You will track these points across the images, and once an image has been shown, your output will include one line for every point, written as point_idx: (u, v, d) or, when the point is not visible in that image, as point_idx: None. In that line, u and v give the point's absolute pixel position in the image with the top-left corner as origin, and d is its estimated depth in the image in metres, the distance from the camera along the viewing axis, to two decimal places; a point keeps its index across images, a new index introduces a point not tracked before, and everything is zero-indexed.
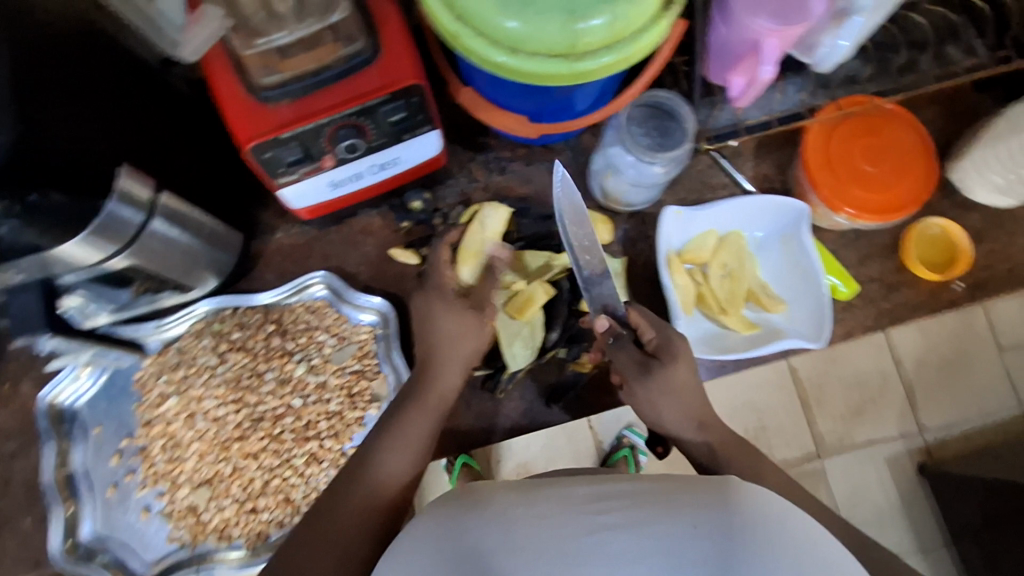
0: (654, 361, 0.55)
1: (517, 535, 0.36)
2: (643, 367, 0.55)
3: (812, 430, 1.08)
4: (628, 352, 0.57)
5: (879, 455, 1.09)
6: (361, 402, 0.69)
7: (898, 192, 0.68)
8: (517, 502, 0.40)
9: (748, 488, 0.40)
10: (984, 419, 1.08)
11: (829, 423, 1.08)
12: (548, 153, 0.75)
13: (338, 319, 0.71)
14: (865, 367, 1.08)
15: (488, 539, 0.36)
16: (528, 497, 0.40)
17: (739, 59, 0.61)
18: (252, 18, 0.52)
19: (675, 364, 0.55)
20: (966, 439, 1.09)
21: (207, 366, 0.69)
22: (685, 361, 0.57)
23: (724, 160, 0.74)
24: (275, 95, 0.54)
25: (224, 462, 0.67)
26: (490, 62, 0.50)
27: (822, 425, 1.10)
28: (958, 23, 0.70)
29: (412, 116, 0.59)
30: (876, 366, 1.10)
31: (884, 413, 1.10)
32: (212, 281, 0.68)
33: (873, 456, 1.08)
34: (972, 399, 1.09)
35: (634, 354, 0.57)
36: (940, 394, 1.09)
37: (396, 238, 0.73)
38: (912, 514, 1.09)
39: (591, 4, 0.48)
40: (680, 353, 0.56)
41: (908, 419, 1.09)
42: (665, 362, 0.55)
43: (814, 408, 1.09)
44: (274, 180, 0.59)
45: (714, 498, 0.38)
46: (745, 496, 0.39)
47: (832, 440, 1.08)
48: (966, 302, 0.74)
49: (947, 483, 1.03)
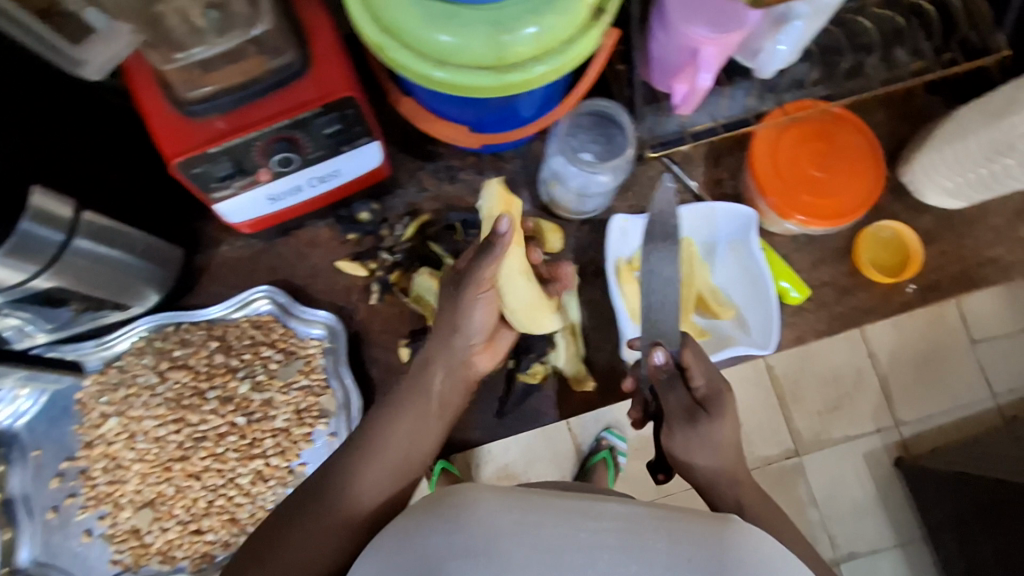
0: (701, 412, 0.53)
1: (517, 553, 0.36)
2: (689, 415, 0.54)
3: (789, 427, 1.13)
4: (677, 395, 0.54)
5: (857, 450, 1.13)
6: (309, 418, 0.68)
7: (845, 197, 0.67)
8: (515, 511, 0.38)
9: (748, 532, 0.40)
10: (953, 412, 1.14)
11: (805, 419, 1.13)
12: (497, 161, 0.74)
13: (285, 334, 0.69)
14: (840, 362, 1.13)
15: (486, 548, 0.36)
16: (527, 506, 0.38)
17: (679, 66, 0.60)
18: (173, 32, 0.49)
19: (720, 421, 0.53)
20: (940, 431, 1.14)
21: (147, 386, 0.67)
22: (729, 418, 0.55)
23: (676, 166, 0.73)
24: (203, 109, 0.52)
25: (166, 483, 0.66)
26: (425, 77, 0.49)
27: (799, 421, 1.14)
28: (904, 25, 0.69)
29: (349, 127, 0.58)
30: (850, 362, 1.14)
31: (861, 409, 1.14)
32: (153, 297, 0.67)
33: (851, 450, 1.13)
34: (939, 392, 1.14)
35: (683, 399, 0.54)
36: (915, 389, 1.14)
37: (343, 250, 0.72)
38: (888, 507, 1.13)
39: (519, 15, 0.47)
40: (726, 410, 0.54)
41: (884, 414, 1.13)
42: (711, 414, 0.53)
43: (791, 405, 1.14)
44: (208, 195, 0.58)
45: (711, 535, 0.38)
46: (740, 542, 0.39)
47: (808, 436, 1.12)
48: (919, 304, 0.74)
49: (922, 476, 1.06)
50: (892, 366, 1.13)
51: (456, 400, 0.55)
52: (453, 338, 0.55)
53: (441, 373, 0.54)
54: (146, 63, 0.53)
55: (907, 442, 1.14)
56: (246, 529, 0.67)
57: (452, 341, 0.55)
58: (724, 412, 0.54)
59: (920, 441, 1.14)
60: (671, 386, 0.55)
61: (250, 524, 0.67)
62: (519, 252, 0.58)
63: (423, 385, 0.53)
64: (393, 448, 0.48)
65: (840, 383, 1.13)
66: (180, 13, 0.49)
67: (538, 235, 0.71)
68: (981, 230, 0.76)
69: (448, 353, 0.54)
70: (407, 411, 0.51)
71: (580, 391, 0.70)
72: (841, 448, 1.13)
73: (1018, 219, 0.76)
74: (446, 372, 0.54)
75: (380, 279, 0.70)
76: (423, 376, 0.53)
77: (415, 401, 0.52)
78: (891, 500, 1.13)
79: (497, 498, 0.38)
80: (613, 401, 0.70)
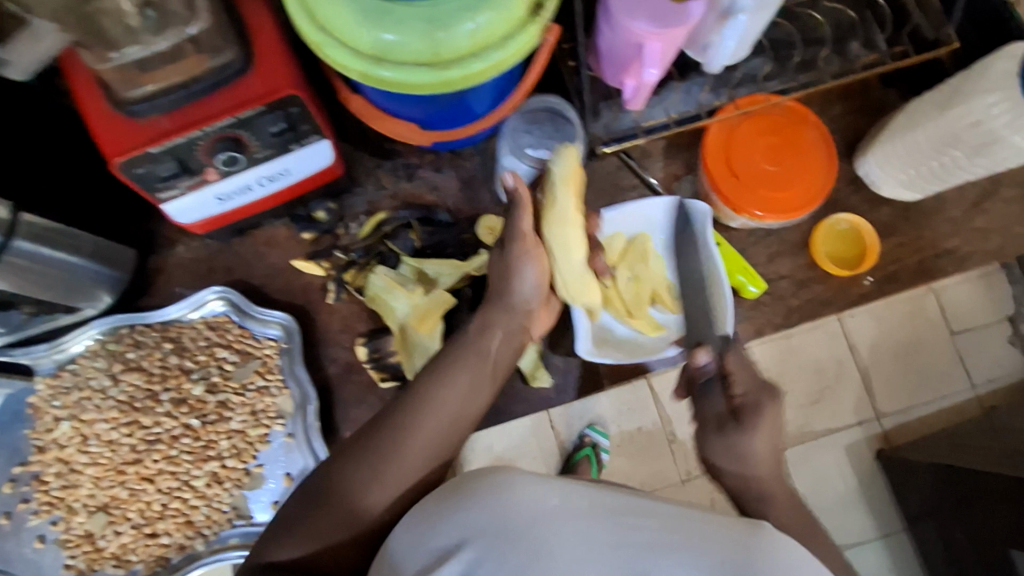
0: (734, 421, 0.54)
1: (559, 534, 0.38)
2: (721, 424, 0.55)
3: None
4: (712, 403, 0.56)
5: (841, 442, 1.15)
6: (265, 419, 0.68)
7: (799, 189, 0.68)
8: (548, 492, 0.41)
9: (782, 539, 0.41)
10: (934, 400, 1.16)
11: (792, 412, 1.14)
12: (455, 159, 0.73)
13: (241, 335, 0.69)
14: (820, 355, 1.15)
15: (529, 527, 0.39)
16: (559, 489, 0.41)
17: (627, 61, 0.60)
18: (109, 32, 0.49)
19: (753, 431, 0.53)
20: (921, 422, 1.16)
21: (99, 389, 0.67)
22: (767, 432, 0.53)
23: (633, 161, 0.74)
24: (143, 109, 0.51)
25: (119, 487, 0.66)
26: (373, 77, 0.49)
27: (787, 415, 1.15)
28: (856, 20, 0.70)
29: (296, 126, 0.57)
30: (831, 353, 1.17)
31: (844, 401, 1.16)
32: (105, 299, 0.66)
33: (836, 443, 1.14)
34: (916, 382, 1.17)
35: (719, 406, 0.55)
36: (896, 380, 1.16)
37: (300, 250, 0.71)
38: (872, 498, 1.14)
39: (456, 12, 0.47)
40: (761, 423, 0.53)
41: (866, 405, 1.15)
42: (744, 424, 0.53)
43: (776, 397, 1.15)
44: (155, 195, 0.57)
45: (749, 542, 0.40)
46: (779, 549, 0.40)
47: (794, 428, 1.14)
48: (877, 296, 0.74)
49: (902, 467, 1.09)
50: (874, 358, 1.16)
51: (507, 363, 0.58)
52: (511, 301, 0.58)
53: (498, 336, 0.57)
54: (79, 61, 0.52)
55: (889, 433, 1.16)
56: (202, 531, 0.67)
57: (511, 305, 0.58)
58: (759, 425, 0.53)
59: (903, 432, 1.16)
60: (707, 389, 0.56)
61: (206, 527, 0.67)
62: (579, 224, 0.58)
63: (481, 346, 0.56)
64: (446, 405, 0.51)
65: (823, 376, 1.16)
66: (115, 14, 0.49)
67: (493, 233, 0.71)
68: (939, 221, 0.76)
69: (506, 319, 0.58)
70: (462, 374, 0.53)
71: (536, 387, 0.70)
72: (826, 441, 1.15)
73: (976, 209, 0.76)
74: (503, 335, 0.58)
75: (336, 279, 0.69)
76: (481, 338, 0.56)
77: (473, 363, 0.54)
78: (873, 493, 1.15)
79: (533, 485, 0.41)
80: (572, 396, 0.71)
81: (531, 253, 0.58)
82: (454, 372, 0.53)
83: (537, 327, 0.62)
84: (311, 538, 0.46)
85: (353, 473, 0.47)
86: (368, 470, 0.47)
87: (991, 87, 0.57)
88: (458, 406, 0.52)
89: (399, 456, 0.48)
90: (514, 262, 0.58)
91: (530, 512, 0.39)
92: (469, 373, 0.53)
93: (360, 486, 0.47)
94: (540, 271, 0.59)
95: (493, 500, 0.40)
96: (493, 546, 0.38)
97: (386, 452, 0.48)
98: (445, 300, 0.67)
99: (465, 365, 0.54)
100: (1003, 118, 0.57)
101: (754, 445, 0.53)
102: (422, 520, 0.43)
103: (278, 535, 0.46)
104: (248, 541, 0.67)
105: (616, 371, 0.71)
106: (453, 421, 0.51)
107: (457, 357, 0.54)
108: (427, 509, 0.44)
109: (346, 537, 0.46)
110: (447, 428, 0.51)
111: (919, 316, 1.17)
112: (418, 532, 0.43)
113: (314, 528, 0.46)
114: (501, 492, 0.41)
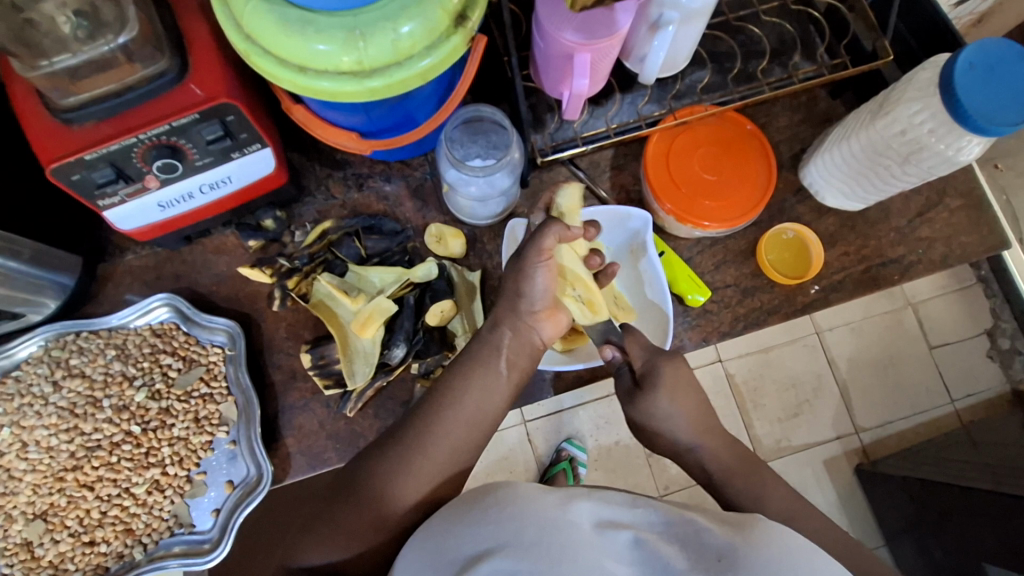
0: (636, 392, 0.60)
1: (569, 542, 0.44)
2: (628, 395, 0.60)
3: (751, 433, 1.22)
4: (621, 380, 0.61)
5: (819, 456, 1.23)
6: (208, 426, 0.70)
7: (738, 198, 0.70)
8: (554, 504, 0.47)
9: (780, 531, 0.46)
10: (913, 413, 1.23)
11: (766, 426, 1.23)
12: (405, 168, 0.74)
13: (187, 341, 0.71)
14: (799, 369, 1.25)
15: (537, 528, 0.45)
16: (564, 500, 0.47)
17: (563, 71, 0.62)
18: (42, 45, 0.52)
19: (667, 397, 0.58)
20: (896, 437, 1.24)
21: (41, 395, 0.70)
22: (689, 400, 0.59)
23: (580, 172, 0.74)
24: (76, 116, 0.52)
25: (58, 493, 0.71)
26: (309, 87, 0.51)
27: (760, 429, 1.24)
28: (792, 33, 0.73)
29: (234, 135, 0.58)
30: (811, 368, 1.26)
31: (821, 419, 1.24)
32: (49, 307, 0.67)
33: (811, 456, 1.22)
34: (898, 393, 1.24)
35: (625, 381, 0.61)
36: (874, 391, 1.25)
37: (247, 257, 0.71)
38: (849, 509, 1.21)
39: (372, 21, 0.48)
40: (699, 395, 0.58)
41: (843, 421, 1.24)
42: (689, 395, 0.59)
43: (752, 411, 1.24)
44: (94, 202, 0.58)
45: (747, 538, 0.45)
46: (774, 541, 0.45)
47: (768, 442, 1.22)
48: (823, 305, 0.73)
49: (879, 481, 1.15)
50: (851, 371, 1.25)
51: (521, 360, 0.60)
52: (518, 302, 0.60)
53: (508, 333, 0.60)
54: (10, 67, 0.53)
55: (867, 448, 1.23)
56: (142, 539, 0.71)
57: (518, 306, 0.60)
58: (671, 386, 0.58)
59: (880, 447, 1.23)
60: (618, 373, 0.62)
61: (143, 534, 0.71)
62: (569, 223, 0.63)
63: (480, 336, 0.60)
64: (454, 399, 0.57)
65: (803, 389, 1.24)
66: (52, 33, 0.53)
67: (441, 240, 0.71)
68: (884, 230, 0.75)
69: (514, 317, 0.60)
70: (480, 368, 0.58)
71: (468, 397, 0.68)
72: (802, 454, 1.23)
73: (920, 219, 0.75)
74: (513, 333, 0.60)
75: (280, 285, 0.69)
76: (493, 335, 0.60)
77: (473, 356, 0.59)
78: (852, 505, 1.22)
79: (537, 498, 0.47)
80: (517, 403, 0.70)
81: (546, 259, 0.59)
82: (466, 372, 0.59)
83: (547, 329, 0.61)
84: (343, 535, 0.52)
85: (369, 475, 0.54)
86: (384, 468, 0.54)
87: (915, 96, 0.62)
88: (467, 399, 0.57)
89: (406, 464, 0.54)
90: (525, 268, 0.59)
91: (537, 518, 0.45)
92: (482, 371, 0.58)
93: (380, 482, 0.54)
94: (552, 276, 0.60)
95: (494, 511, 0.47)
96: (508, 544, 0.44)
97: (400, 448, 0.55)
98: (387, 306, 0.67)
99: (477, 364, 0.59)
100: (927, 124, 0.62)
101: (677, 416, 0.59)
102: (428, 540, 0.49)
103: (312, 534, 0.53)
104: (189, 549, 0.69)
105: (561, 380, 0.70)
106: (464, 416, 0.57)
107: (472, 356, 0.59)
108: (434, 526, 0.49)
109: (364, 537, 0.52)
110: (453, 420, 0.56)
111: (895, 330, 1.26)
112: (427, 554, 0.47)
113: (343, 521, 0.53)
114: (499, 503, 0.47)
